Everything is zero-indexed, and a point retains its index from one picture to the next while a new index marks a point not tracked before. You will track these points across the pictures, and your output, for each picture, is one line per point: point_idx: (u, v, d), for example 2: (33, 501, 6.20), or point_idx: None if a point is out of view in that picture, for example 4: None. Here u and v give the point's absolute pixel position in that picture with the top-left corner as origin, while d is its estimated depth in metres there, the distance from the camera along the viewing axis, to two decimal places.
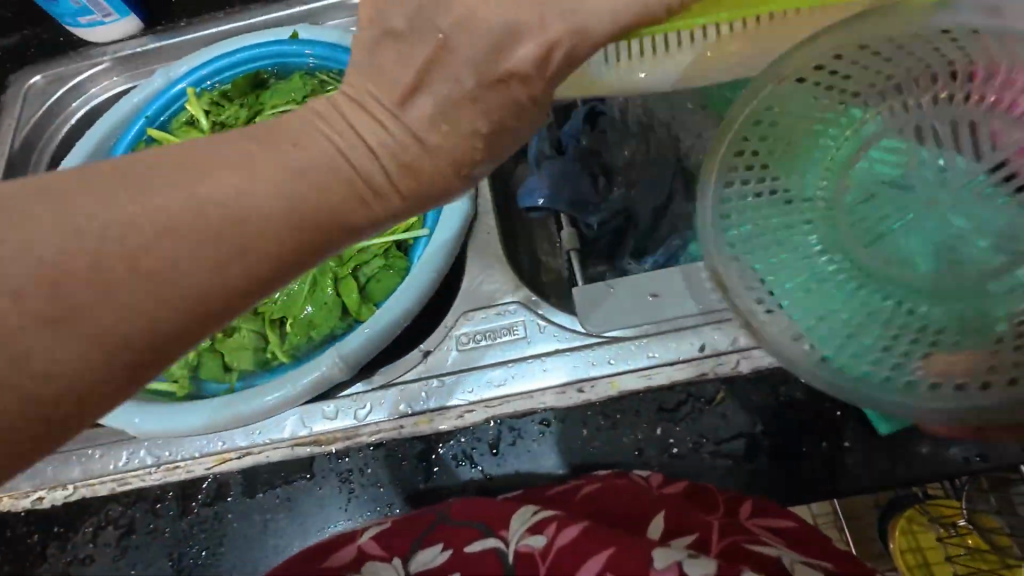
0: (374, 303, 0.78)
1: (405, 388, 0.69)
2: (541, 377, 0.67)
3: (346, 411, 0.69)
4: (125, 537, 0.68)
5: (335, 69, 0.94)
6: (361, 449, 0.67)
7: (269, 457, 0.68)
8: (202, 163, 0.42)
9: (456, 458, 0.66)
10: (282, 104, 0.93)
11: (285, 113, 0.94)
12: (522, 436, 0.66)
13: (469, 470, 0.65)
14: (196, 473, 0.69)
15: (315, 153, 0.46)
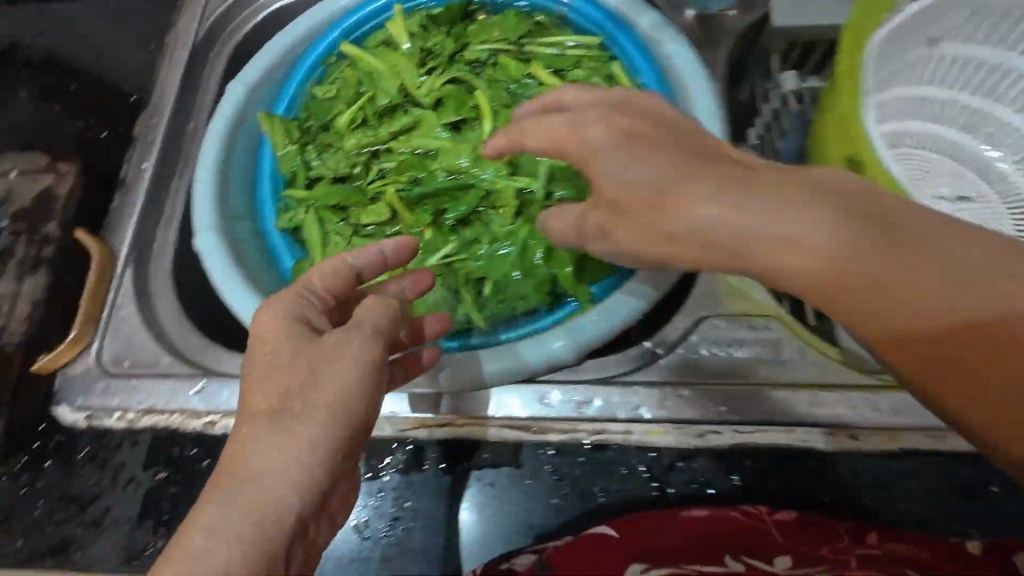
0: (588, 285, 0.69)
1: (638, 390, 0.64)
2: (809, 410, 0.61)
3: (567, 402, 0.64)
4: None
5: (558, 13, 0.84)
6: (579, 446, 0.63)
7: (469, 433, 0.65)
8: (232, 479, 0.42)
9: (686, 482, 0.61)
10: (494, 41, 0.83)
11: (495, 51, 0.83)
12: (765, 471, 0.61)
13: (701, 497, 0.61)
14: (388, 435, 0.65)
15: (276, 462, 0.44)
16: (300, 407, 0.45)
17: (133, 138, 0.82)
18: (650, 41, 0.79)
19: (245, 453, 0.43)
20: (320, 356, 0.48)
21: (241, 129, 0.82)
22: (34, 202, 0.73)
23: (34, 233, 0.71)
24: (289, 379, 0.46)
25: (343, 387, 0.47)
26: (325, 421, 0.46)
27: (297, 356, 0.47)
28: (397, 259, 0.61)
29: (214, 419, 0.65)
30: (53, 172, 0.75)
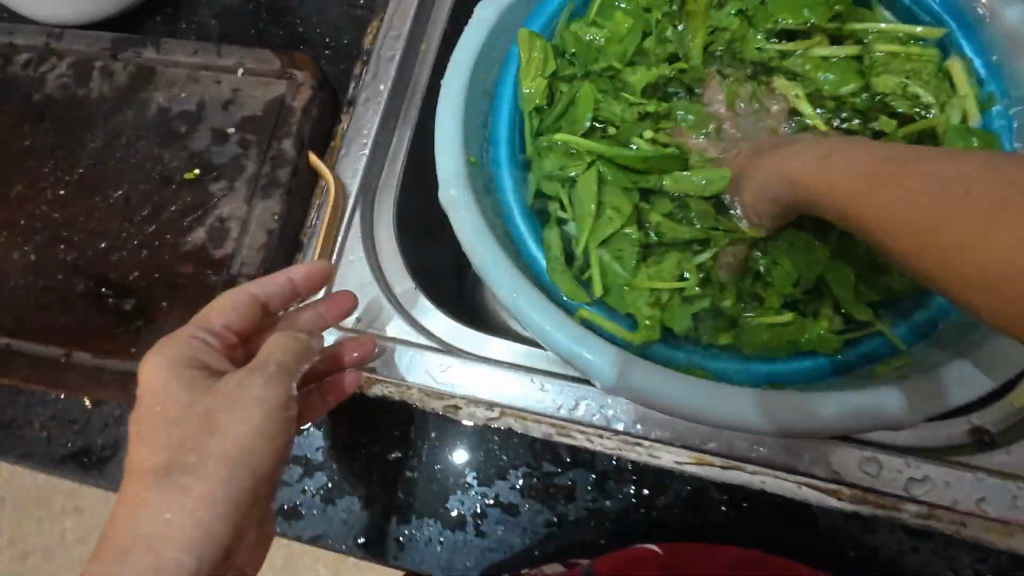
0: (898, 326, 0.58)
1: (987, 479, 0.50)
2: None
3: (889, 473, 0.51)
4: (558, 502, 0.55)
5: None
6: (897, 529, 0.51)
7: (764, 485, 0.53)
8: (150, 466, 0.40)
9: None
10: None
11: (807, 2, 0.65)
12: None
13: None
14: (664, 463, 0.54)
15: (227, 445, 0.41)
16: (179, 449, 0.41)
17: (363, 50, 0.70)
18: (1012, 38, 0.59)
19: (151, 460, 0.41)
20: (230, 403, 0.42)
21: (487, 52, 0.67)
22: (265, 112, 0.64)
23: (266, 150, 0.62)
24: (200, 425, 0.41)
25: (237, 432, 0.42)
26: (221, 455, 0.41)
27: (198, 409, 0.42)
28: (307, 289, 0.55)
29: (458, 403, 0.57)
30: (286, 80, 0.64)
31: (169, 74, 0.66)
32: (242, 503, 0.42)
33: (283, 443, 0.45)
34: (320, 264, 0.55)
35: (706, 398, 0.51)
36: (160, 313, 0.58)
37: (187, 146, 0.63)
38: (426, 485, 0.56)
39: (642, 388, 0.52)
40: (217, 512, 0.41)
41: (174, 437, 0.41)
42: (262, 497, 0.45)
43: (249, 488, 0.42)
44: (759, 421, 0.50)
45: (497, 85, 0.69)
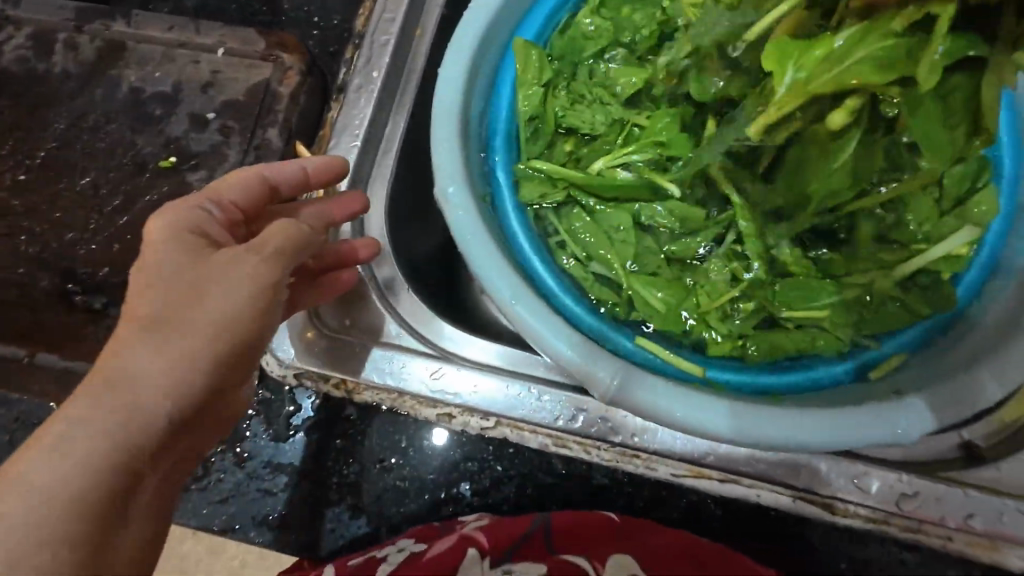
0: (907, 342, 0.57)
1: (976, 494, 0.51)
2: None
3: (884, 490, 0.51)
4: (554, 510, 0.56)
5: None
6: (882, 539, 0.53)
7: (760, 498, 0.53)
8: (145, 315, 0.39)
9: None
10: None
11: None
12: None
13: None
14: (659, 475, 0.54)
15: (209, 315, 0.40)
16: (164, 308, 0.40)
17: (354, 31, 0.66)
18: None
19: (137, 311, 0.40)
20: (220, 271, 0.41)
21: (486, 46, 0.64)
22: (249, 98, 0.59)
23: (250, 138, 0.58)
24: (187, 287, 0.40)
25: (223, 299, 0.40)
26: (206, 318, 0.40)
27: (192, 274, 0.40)
28: (319, 181, 0.53)
29: (452, 412, 0.55)
30: (272, 63, 0.60)
31: (141, 51, 0.61)
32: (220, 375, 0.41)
33: (270, 322, 0.44)
34: (335, 160, 0.54)
35: (707, 415, 0.50)
36: None
37: (162, 131, 0.59)
38: (417, 494, 0.56)
39: (643, 399, 0.51)
40: (192, 374, 0.39)
41: (162, 296, 0.40)
42: (241, 372, 0.44)
43: (227, 356, 0.41)
44: (755, 436, 0.50)
45: (495, 78, 0.66)
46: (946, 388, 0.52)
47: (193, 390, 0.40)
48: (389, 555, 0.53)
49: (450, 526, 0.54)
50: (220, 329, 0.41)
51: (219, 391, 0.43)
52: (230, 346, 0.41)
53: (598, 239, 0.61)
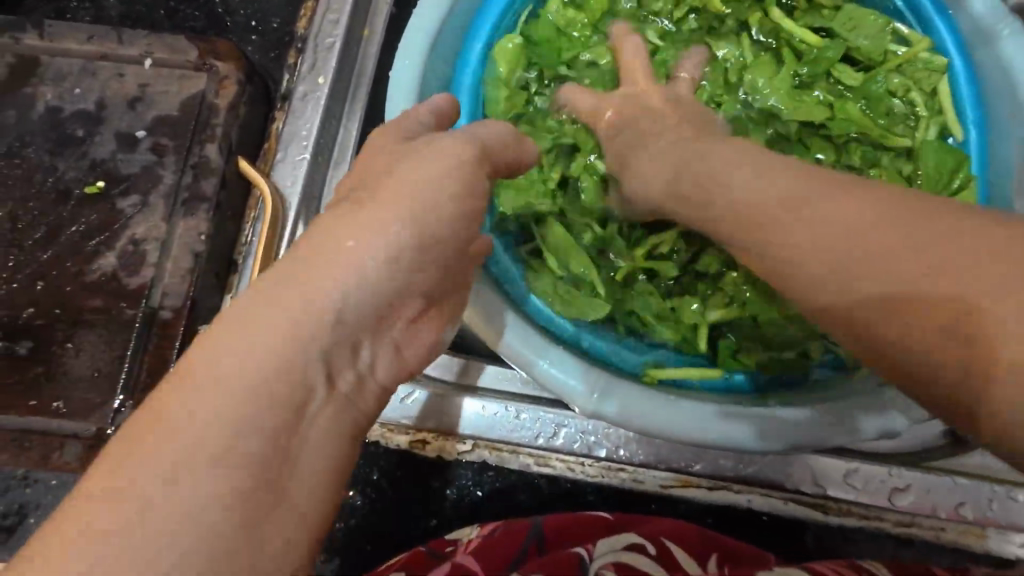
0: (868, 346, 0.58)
1: (965, 482, 0.50)
2: None
3: (876, 485, 0.50)
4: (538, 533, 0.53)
5: None
6: (878, 538, 0.51)
7: (749, 503, 0.51)
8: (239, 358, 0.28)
9: None
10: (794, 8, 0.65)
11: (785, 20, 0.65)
12: None
13: None
14: (646, 487, 0.52)
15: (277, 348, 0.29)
16: (390, 282, 0.33)
17: (296, 35, 0.62)
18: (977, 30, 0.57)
19: (312, 283, 0.30)
20: (426, 184, 0.34)
21: (442, 39, 0.58)
22: (183, 112, 0.54)
23: (186, 157, 0.53)
24: (399, 285, 0.34)
25: (329, 295, 0.31)
26: (402, 241, 0.33)
27: (346, 336, 0.32)
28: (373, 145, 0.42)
29: (426, 438, 0.52)
30: (206, 73, 0.55)
31: (58, 65, 0.55)
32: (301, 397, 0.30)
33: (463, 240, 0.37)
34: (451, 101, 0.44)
35: (689, 420, 0.49)
36: (62, 358, 0.49)
37: (87, 154, 0.53)
38: (399, 520, 0.52)
39: (625, 409, 0.49)
40: (347, 443, 0.33)
41: (289, 355, 0.29)
42: (454, 271, 0.39)
43: (422, 254, 0.34)
44: (740, 438, 0.48)
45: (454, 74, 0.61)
46: None
47: (414, 278, 0.34)
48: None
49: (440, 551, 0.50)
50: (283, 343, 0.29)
51: (452, 266, 0.38)
52: (433, 254, 0.35)
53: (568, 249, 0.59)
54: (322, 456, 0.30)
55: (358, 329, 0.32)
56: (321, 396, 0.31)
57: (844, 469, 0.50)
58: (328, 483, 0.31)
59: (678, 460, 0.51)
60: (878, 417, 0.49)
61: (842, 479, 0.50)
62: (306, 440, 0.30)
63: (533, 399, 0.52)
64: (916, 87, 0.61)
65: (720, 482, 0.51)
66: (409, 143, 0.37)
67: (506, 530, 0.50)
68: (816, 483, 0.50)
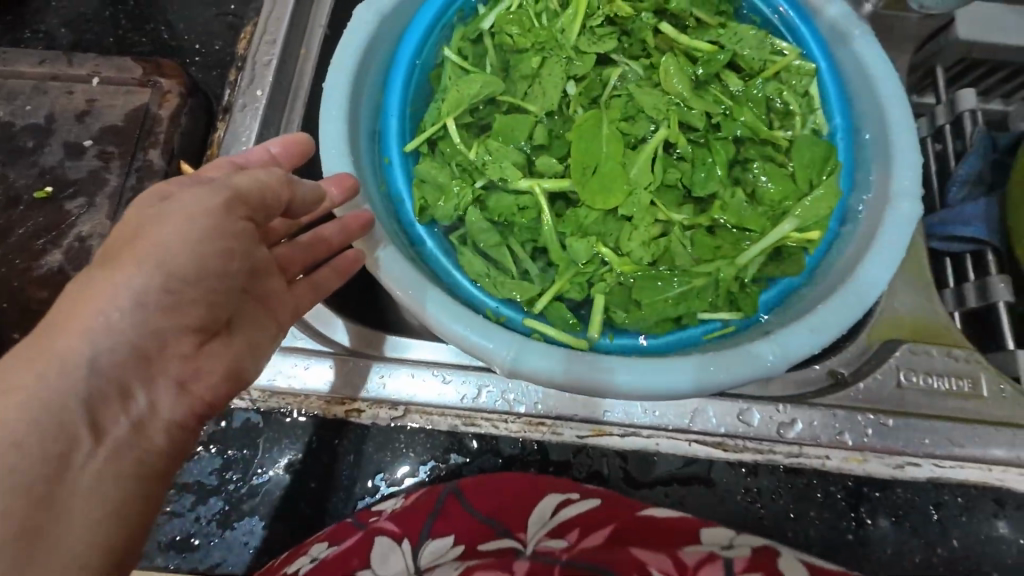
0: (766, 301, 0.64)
1: (844, 413, 0.56)
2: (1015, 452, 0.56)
3: (765, 421, 0.56)
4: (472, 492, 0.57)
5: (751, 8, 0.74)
6: (772, 469, 0.57)
7: (659, 447, 0.57)
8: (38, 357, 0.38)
9: (888, 516, 0.56)
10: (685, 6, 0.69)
11: (683, 14, 0.70)
12: (967, 510, 0.56)
13: (899, 529, 0.56)
14: (564, 438, 0.57)
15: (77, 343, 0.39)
16: (143, 320, 0.41)
17: (237, 55, 0.68)
18: (834, 36, 0.70)
19: (68, 353, 0.38)
20: (167, 244, 0.41)
21: (365, 68, 0.67)
22: (127, 122, 0.60)
23: (131, 161, 0.58)
24: (155, 327, 0.41)
25: (82, 357, 0.39)
26: (152, 286, 0.41)
27: (109, 381, 0.40)
28: (285, 157, 0.55)
29: (361, 407, 0.56)
30: (150, 88, 0.61)
31: (10, 86, 0.60)
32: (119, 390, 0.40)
33: (230, 273, 0.44)
34: (298, 137, 0.56)
35: (593, 371, 0.54)
36: (13, 347, 0.52)
37: (36, 162, 0.58)
38: (335, 486, 0.56)
39: (536, 367, 0.54)
40: (131, 484, 0.41)
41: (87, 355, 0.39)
42: (236, 302, 0.46)
43: (176, 293, 0.42)
44: (636, 385, 0.54)
45: (382, 96, 0.69)
46: (818, 316, 0.57)
47: (177, 311, 0.41)
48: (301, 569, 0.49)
49: (363, 522, 0.53)
50: (104, 336, 0.39)
51: (223, 301, 0.44)
52: (194, 292, 0.42)
53: (484, 238, 0.64)
54: (88, 520, 0.38)
55: (122, 378, 0.40)
56: (86, 448, 0.38)
57: (738, 411, 0.56)
58: (101, 501, 0.39)
59: (592, 412, 0.56)
60: (761, 359, 0.55)
61: (734, 419, 0.56)
62: (73, 490, 0.38)
63: (460, 365, 0.57)
64: (789, 90, 0.69)
65: (631, 428, 0.56)
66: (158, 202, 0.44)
67: (424, 500, 0.53)
68: (711, 425, 0.56)
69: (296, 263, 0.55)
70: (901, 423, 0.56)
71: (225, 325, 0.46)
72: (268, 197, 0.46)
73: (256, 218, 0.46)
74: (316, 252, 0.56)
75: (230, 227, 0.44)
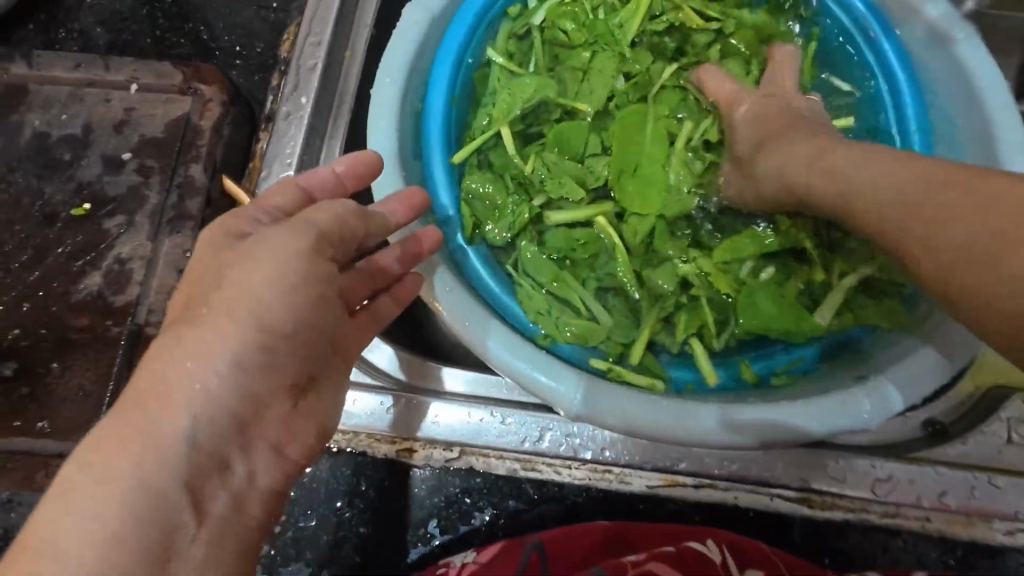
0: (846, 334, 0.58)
1: (948, 472, 0.51)
2: None
3: (859, 477, 0.51)
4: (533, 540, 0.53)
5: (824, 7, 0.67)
6: (864, 530, 0.51)
7: (737, 501, 0.52)
8: (145, 428, 0.35)
9: None
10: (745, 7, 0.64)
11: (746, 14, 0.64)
12: None
13: None
14: (634, 488, 0.52)
15: (175, 414, 0.36)
16: (242, 385, 0.37)
17: (279, 59, 0.64)
18: (934, 37, 0.62)
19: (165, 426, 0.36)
20: (258, 293, 0.38)
21: (414, 70, 0.61)
22: (167, 134, 0.56)
23: (172, 177, 0.55)
24: (252, 389, 0.38)
25: (179, 433, 0.36)
26: (249, 344, 0.37)
27: (210, 455, 0.37)
28: (354, 177, 0.51)
29: (413, 447, 0.52)
30: (191, 96, 0.57)
31: (46, 93, 0.57)
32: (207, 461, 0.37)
33: (319, 320, 0.41)
34: (364, 154, 0.51)
35: (668, 419, 0.49)
36: (53, 377, 0.49)
37: (73, 177, 0.55)
38: (387, 528, 0.52)
39: (604, 412, 0.49)
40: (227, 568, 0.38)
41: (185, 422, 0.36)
42: (321, 357, 0.42)
43: (271, 349, 0.38)
44: (716, 436, 0.49)
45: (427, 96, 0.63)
46: (916, 361, 0.51)
47: (268, 371, 0.38)
48: None
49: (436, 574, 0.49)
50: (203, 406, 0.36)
51: (313, 352, 0.41)
52: (290, 346, 0.39)
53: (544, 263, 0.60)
54: None
55: (221, 449, 0.37)
56: (189, 532, 0.36)
57: (824, 463, 0.51)
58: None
59: (667, 462, 0.52)
60: (855, 411, 0.49)
61: (821, 473, 0.51)
62: None
63: (519, 405, 0.53)
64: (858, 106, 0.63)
65: (707, 480, 0.51)
66: (241, 245, 0.41)
67: (509, 546, 0.50)
68: (796, 478, 0.51)
69: (356, 293, 0.48)
70: (1014, 485, 0.50)
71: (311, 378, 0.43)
72: (345, 231, 0.43)
73: (338, 257, 0.43)
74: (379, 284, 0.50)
75: (318, 268, 0.40)
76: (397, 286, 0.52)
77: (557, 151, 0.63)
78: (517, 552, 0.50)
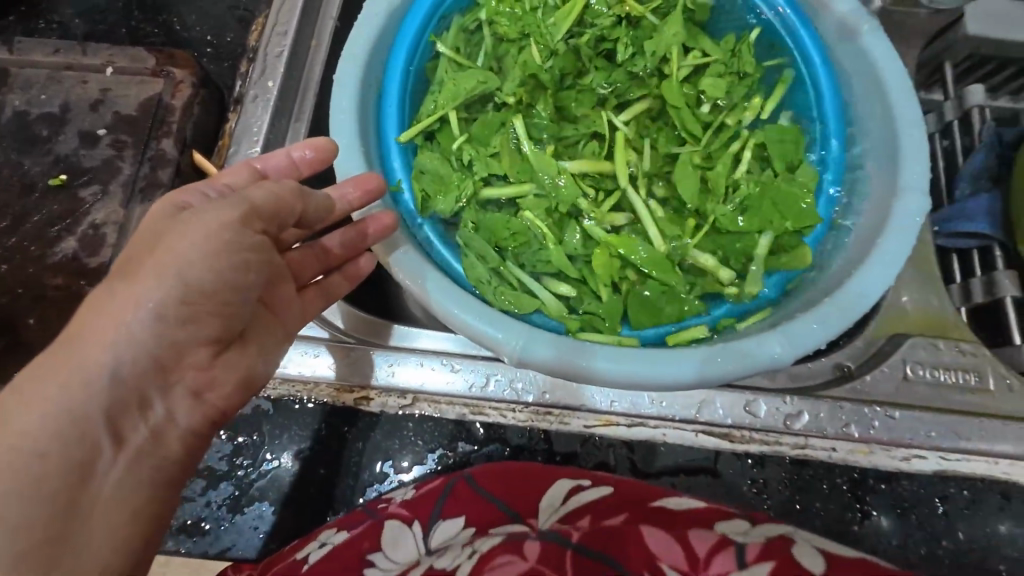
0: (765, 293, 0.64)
1: (850, 406, 0.57)
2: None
3: (772, 408, 0.57)
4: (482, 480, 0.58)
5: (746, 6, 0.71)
6: (778, 461, 0.57)
7: (665, 439, 0.57)
8: (70, 361, 0.41)
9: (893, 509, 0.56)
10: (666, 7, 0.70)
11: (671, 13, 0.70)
12: (973, 505, 0.57)
13: (903, 523, 0.56)
14: (572, 428, 0.57)
15: (99, 357, 0.41)
16: (161, 334, 0.43)
17: (248, 47, 0.69)
18: (842, 31, 0.68)
19: (91, 361, 0.41)
20: (182, 261, 0.42)
21: (372, 54, 0.65)
22: (140, 112, 0.60)
23: (144, 150, 0.59)
24: (172, 339, 0.43)
25: (104, 369, 0.41)
26: (170, 301, 0.42)
27: (131, 391, 0.43)
28: (309, 164, 0.58)
29: (370, 395, 0.57)
30: (163, 78, 0.61)
31: (25, 75, 0.61)
32: (130, 400, 0.43)
33: (243, 284, 0.45)
34: (322, 142, 0.59)
35: (600, 361, 0.54)
36: (31, 329, 0.54)
37: (51, 150, 0.59)
38: (341, 467, 0.56)
39: (541, 356, 0.54)
40: (146, 486, 0.44)
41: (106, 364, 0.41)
42: (248, 313, 0.48)
43: (191, 304, 0.43)
44: (643, 377, 0.53)
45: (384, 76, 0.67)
46: (825, 308, 0.56)
47: (193, 323, 0.44)
48: (311, 555, 0.50)
49: (373, 509, 0.53)
50: (127, 348, 0.41)
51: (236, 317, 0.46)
52: (208, 305, 0.44)
53: (494, 237, 0.64)
54: (113, 519, 0.43)
55: (142, 387, 0.43)
56: (108, 453, 0.42)
57: (740, 401, 0.57)
58: (127, 499, 0.43)
59: (602, 404, 0.57)
60: (768, 351, 0.54)
61: (737, 408, 0.56)
62: (97, 492, 0.42)
63: (467, 355, 0.58)
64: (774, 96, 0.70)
65: (638, 420, 0.57)
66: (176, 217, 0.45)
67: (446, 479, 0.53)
68: (718, 414, 0.57)
69: (307, 267, 0.56)
70: (908, 419, 0.56)
71: (237, 336, 0.48)
72: (282, 209, 0.47)
73: (269, 232, 0.48)
74: (330, 258, 0.57)
75: (244, 240, 0.45)
76: (349, 264, 0.59)
77: (496, 137, 0.67)
78: (449, 482, 0.53)
